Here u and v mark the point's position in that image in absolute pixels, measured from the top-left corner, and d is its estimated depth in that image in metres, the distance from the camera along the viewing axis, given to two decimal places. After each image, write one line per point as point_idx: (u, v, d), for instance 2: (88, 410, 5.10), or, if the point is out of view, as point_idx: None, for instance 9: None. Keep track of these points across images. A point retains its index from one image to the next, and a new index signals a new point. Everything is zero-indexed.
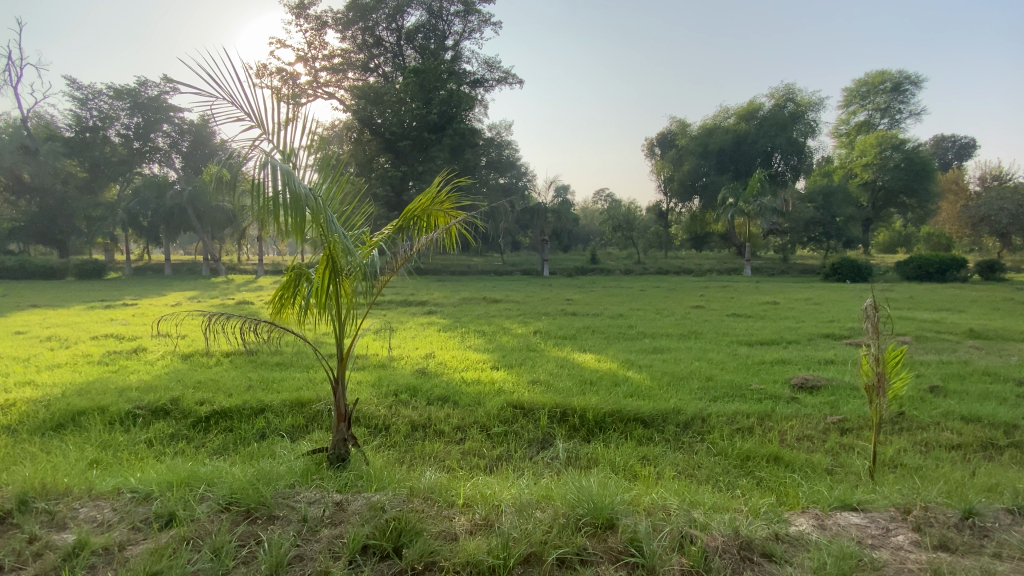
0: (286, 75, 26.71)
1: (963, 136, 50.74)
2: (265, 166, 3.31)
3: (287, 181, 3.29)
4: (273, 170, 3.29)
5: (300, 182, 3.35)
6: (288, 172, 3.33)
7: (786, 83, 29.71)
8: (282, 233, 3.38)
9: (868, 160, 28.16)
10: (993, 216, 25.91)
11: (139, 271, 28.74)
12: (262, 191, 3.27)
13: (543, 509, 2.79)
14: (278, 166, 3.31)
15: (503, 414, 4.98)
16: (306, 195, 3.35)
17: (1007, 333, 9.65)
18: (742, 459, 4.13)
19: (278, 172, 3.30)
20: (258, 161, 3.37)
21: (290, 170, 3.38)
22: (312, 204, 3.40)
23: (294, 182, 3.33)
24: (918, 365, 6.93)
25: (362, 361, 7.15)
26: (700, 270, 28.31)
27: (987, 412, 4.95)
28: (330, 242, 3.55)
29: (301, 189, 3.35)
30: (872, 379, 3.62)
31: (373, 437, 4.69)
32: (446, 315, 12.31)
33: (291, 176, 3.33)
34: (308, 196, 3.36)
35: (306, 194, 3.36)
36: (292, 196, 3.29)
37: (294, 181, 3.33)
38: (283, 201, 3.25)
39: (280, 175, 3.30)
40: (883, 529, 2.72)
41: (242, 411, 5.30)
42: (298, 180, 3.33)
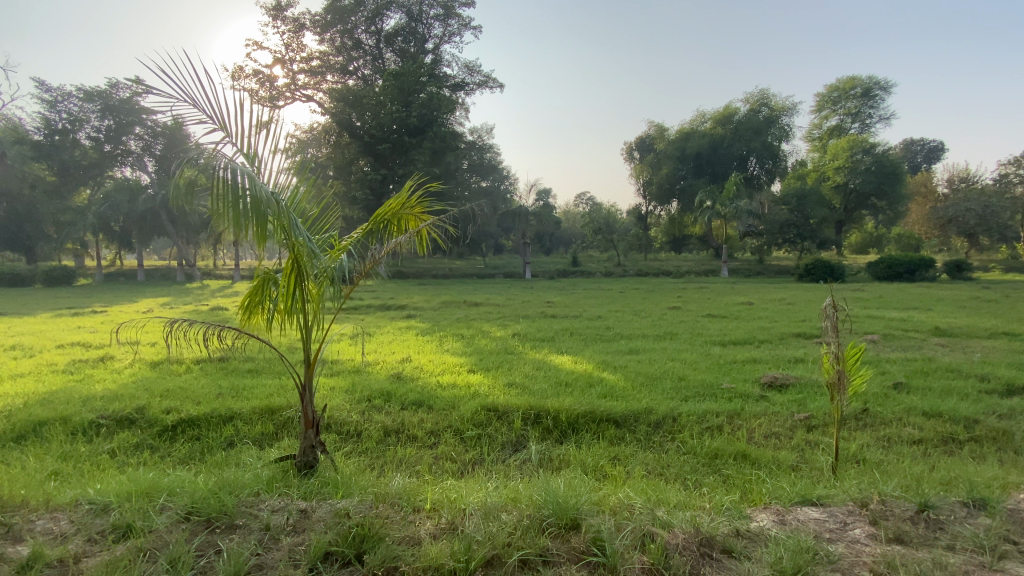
0: (263, 78, 26.37)
1: (930, 139, 52.45)
2: (223, 169, 3.29)
3: (249, 184, 3.27)
4: (234, 172, 3.27)
5: (263, 185, 3.33)
6: (250, 175, 3.31)
7: (760, 88, 30.38)
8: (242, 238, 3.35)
9: (840, 164, 28.87)
10: (960, 218, 26.89)
11: (111, 277, 27.96)
12: (222, 194, 3.24)
13: (509, 511, 2.79)
14: (236, 169, 3.29)
15: (476, 417, 4.96)
16: (269, 199, 3.33)
17: (971, 331, 9.98)
18: (711, 457, 4.20)
19: (238, 174, 3.28)
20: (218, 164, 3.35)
21: (252, 173, 3.36)
22: (273, 208, 3.37)
23: (256, 185, 3.30)
24: (884, 363, 7.11)
25: (337, 366, 7.06)
26: (679, 272, 28.68)
27: (948, 407, 5.11)
28: (294, 247, 3.52)
29: (264, 192, 3.33)
30: (833, 377, 3.71)
31: (345, 444, 4.64)
32: (425, 319, 12.23)
33: (252, 178, 3.30)
34: (270, 199, 3.34)
35: (268, 197, 3.34)
36: (253, 199, 3.27)
37: (254, 184, 3.30)
38: (242, 206, 3.24)
39: (241, 177, 3.28)
40: (841, 522, 2.77)
41: (210, 419, 5.19)
42: (260, 184, 3.31)
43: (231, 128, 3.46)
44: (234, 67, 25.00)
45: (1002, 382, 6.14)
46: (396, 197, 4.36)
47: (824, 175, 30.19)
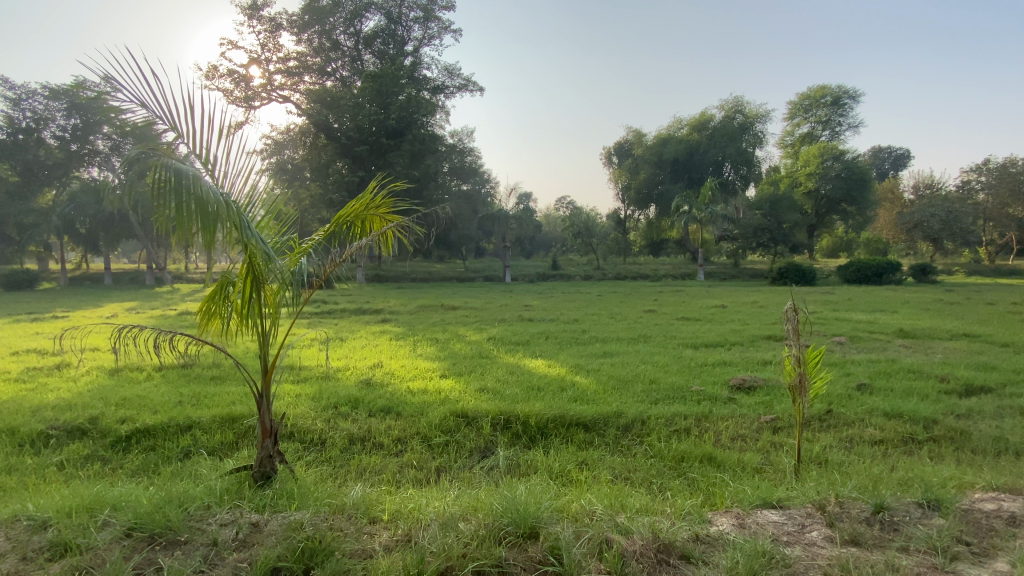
0: (238, 78, 25.90)
1: (897, 147, 54.29)
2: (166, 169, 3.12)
3: (193, 184, 3.11)
4: (177, 173, 3.11)
5: (209, 186, 3.18)
6: (195, 175, 3.16)
7: (734, 95, 31.04)
8: (191, 241, 3.20)
9: (812, 170, 29.39)
10: (925, 223, 27.80)
11: (76, 281, 27.01)
12: (166, 195, 3.09)
13: (468, 520, 2.72)
14: (180, 170, 3.13)
15: (445, 423, 4.86)
16: (216, 200, 3.18)
17: (933, 332, 10.29)
18: (677, 460, 4.21)
19: (182, 174, 3.13)
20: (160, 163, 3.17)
21: (197, 173, 3.20)
22: (222, 209, 3.22)
23: (203, 186, 3.16)
24: (850, 364, 7.26)
25: (306, 373, 6.89)
26: (657, 276, 29.02)
27: (909, 408, 5.22)
28: (248, 249, 3.38)
29: (211, 193, 3.18)
30: (794, 379, 3.75)
31: (307, 452, 4.51)
32: (400, 323, 12.07)
33: (198, 179, 3.15)
34: (218, 200, 3.19)
35: (215, 199, 3.18)
36: (199, 201, 3.12)
37: (201, 185, 3.15)
38: (188, 207, 3.08)
39: (185, 179, 3.12)
40: (798, 525, 2.78)
41: (166, 429, 4.99)
42: (206, 184, 3.16)
43: (180, 130, 3.39)
44: (207, 66, 24.46)
45: (961, 382, 6.31)
46: (360, 197, 4.28)
47: (797, 180, 30.90)
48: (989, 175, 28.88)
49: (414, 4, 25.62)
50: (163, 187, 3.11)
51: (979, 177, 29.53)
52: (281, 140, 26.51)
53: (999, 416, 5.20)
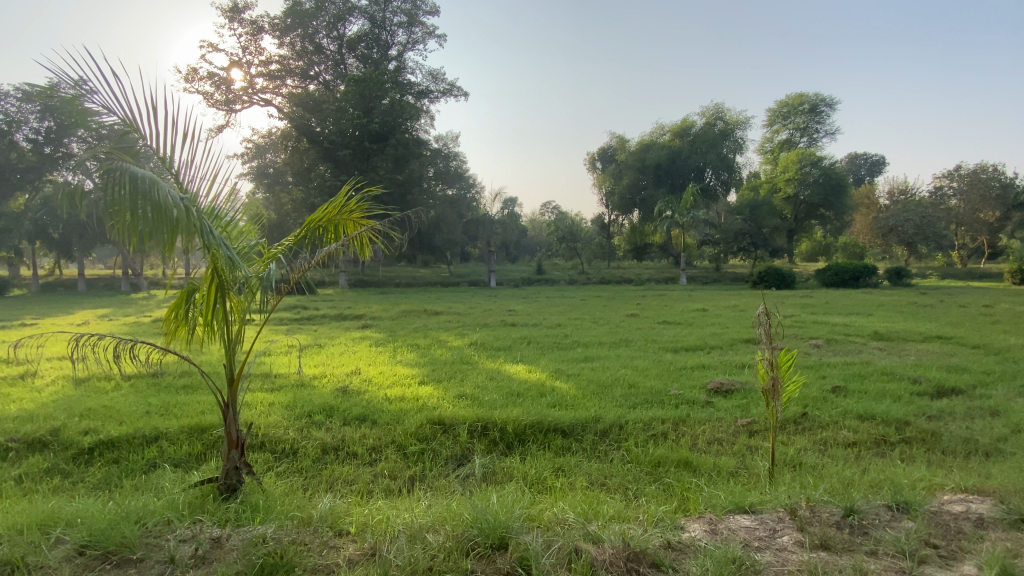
0: (218, 81, 25.51)
1: (873, 154, 55.73)
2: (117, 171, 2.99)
3: (150, 186, 3.00)
4: (132, 175, 3.00)
5: (167, 189, 3.07)
6: (150, 177, 3.04)
7: (715, 102, 31.55)
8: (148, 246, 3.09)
9: (790, 176, 30.08)
10: (900, 227, 28.49)
11: (48, 287, 26.22)
12: (119, 198, 2.96)
13: (436, 532, 2.66)
14: (132, 172, 2.99)
15: (421, 431, 4.77)
16: (175, 202, 3.08)
17: (907, 335, 10.51)
18: (654, 465, 4.20)
19: (136, 176, 3.00)
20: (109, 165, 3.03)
21: (153, 175, 3.08)
22: (181, 213, 3.11)
23: (160, 188, 3.05)
24: (826, 367, 7.36)
25: (281, 381, 6.74)
26: (640, 280, 29.26)
27: (882, 410, 5.29)
28: (212, 255, 3.30)
29: (168, 195, 3.07)
30: (768, 383, 3.77)
31: (278, 463, 4.39)
32: (382, 329, 11.92)
33: (154, 181, 3.04)
34: (176, 203, 3.09)
35: (173, 201, 3.08)
36: (156, 204, 3.01)
37: (157, 188, 3.04)
38: (144, 212, 2.97)
39: (140, 181, 3.00)
40: (770, 530, 2.78)
41: (132, 440, 4.83)
42: (164, 187, 3.06)
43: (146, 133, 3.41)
44: (186, 68, 24.06)
45: (932, 384, 6.43)
46: (332, 202, 4.24)
47: (776, 186, 31.44)
48: (960, 181, 29.71)
49: (398, 9, 25.59)
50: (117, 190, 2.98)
51: (951, 183, 30.36)
52: (262, 143, 26.15)
53: (968, 417, 5.30)
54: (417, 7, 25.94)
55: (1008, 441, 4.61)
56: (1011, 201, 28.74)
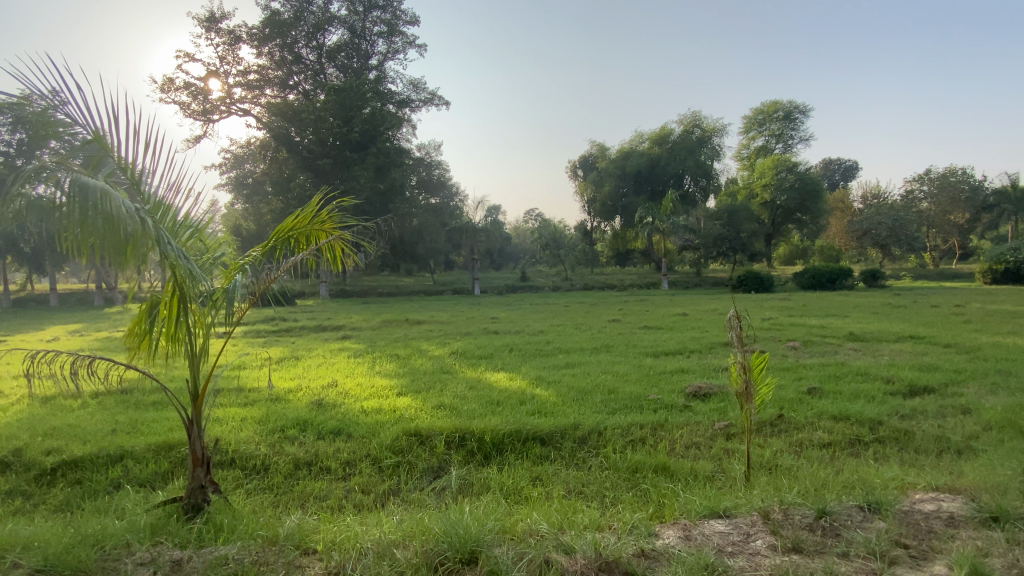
0: (195, 91, 25.16)
1: (846, 159, 57.21)
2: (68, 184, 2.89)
3: (102, 199, 2.90)
4: (83, 188, 2.89)
5: (120, 200, 2.98)
6: (102, 189, 2.95)
7: (692, 110, 32.09)
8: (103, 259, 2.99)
9: (767, 181, 30.65)
10: (874, 230, 29.21)
11: (18, 303, 25.39)
12: (69, 212, 2.86)
13: (405, 547, 2.60)
14: (85, 185, 2.90)
15: (396, 443, 4.67)
16: (128, 213, 2.97)
17: (881, 335, 10.71)
18: (631, 471, 4.17)
19: (87, 188, 2.91)
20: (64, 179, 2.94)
21: (105, 188, 2.98)
22: (136, 224, 3.01)
23: (112, 200, 2.95)
24: (802, 368, 7.44)
25: (254, 396, 6.56)
26: (623, 286, 29.45)
27: (856, 410, 5.35)
28: (171, 267, 3.21)
29: (121, 207, 2.97)
30: (740, 386, 3.80)
31: (248, 481, 4.26)
32: (362, 339, 11.75)
33: (105, 193, 2.95)
34: (130, 215, 2.99)
35: (126, 213, 2.97)
36: (107, 216, 2.91)
37: (110, 201, 2.93)
38: (95, 225, 2.87)
39: (92, 195, 2.90)
40: (743, 534, 2.76)
41: (96, 459, 4.64)
42: (117, 198, 2.96)
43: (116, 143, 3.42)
44: (162, 78, 23.68)
45: (905, 383, 6.53)
46: (302, 212, 4.18)
47: (754, 191, 32.02)
48: (929, 184, 30.60)
49: (377, 19, 25.64)
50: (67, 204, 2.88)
51: (921, 187, 31.24)
52: (241, 153, 25.79)
53: (941, 415, 5.38)
54: (397, 17, 26.00)
55: (978, 438, 4.68)
56: (978, 204, 29.68)
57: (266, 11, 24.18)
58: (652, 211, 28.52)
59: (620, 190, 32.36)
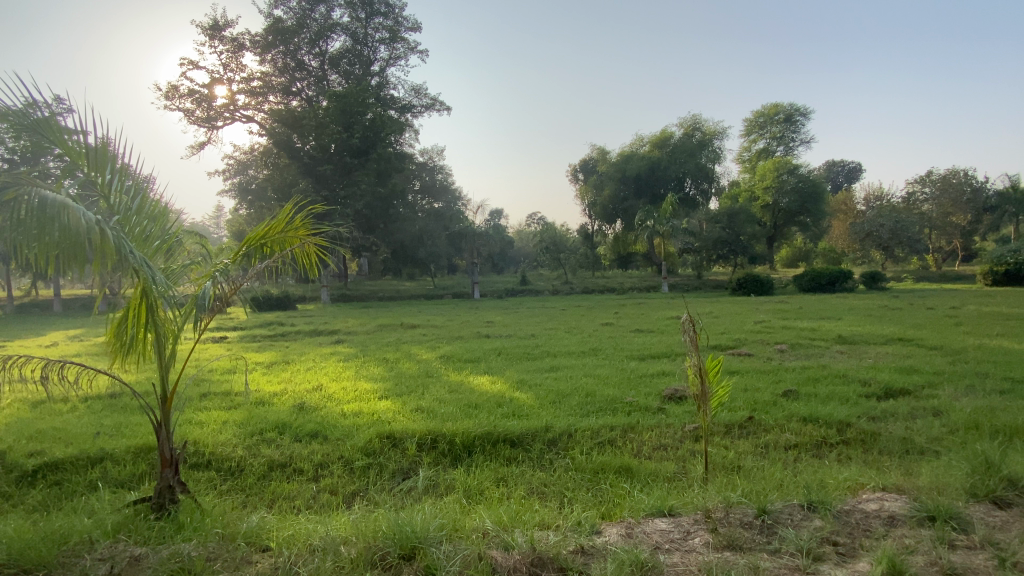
0: (199, 98, 25.51)
1: (851, 160, 56.95)
2: (25, 198, 2.95)
3: (61, 212, 2.98)
4: (41, 202, 2.97)
5: (80, 212, 3.05)
6: (61, 202, 3.03)
7: (692, 114, 32.18)
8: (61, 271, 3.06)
9: (767, 184, 30.67)
10: (876, 232, 29.10)
11: (23, 309, 25.62)
12: (26, 226, 2.91)
13: (350, 545, 2.70)
14: (43, 199, 2.98)
15: (369, 445, 4.76)
16: (87, 224, 3.04)
17: (869, 338, 10.76)
18: (595, 472, 4.27)
19: (46, 202, 2.98)
20: (19, 193, 2.99)
21: (65, 201, 3.06)
22: (95, 234, 3.08)
23: (71, 212, 3.03)
24: (782, 371, 7.48)
25: (238, 400, 6.70)
26: (623, 289, 29.43)
27: (825, 412, 5.41)
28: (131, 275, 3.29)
29: (80, 218, 3.04)
30: (698, 389, 3.91)
31: (222, 482, 4.38)
32: (354, 344, 11.85)
33: (64, 205, 3.03)
34: (90, 226, 3.06)
35: (86, 225, 3.04)
36: (65, 227, 2.98)
37: (66, 214, 3.00)
38: (53, 237, 2.94)
39: (51, 208, 2.98)
40: (683, 532, 2.85)
41: (76, 461, 4.77)
42: (76, 211, 3.03)
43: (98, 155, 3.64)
44: (166, 85, 24.03)
45: (881, 385, 6.58)
46: (274, 220, 4.29)
47: (755, 194, 32.00)
48: (932, 186, 30.47)
49: (379, 26, 25.94)
50: (21, 216, 2.93)
51: (923, 188, 31.09)
52: (244, 159, 26.02)
53: (911, 417, 5.42)
54: (399, 23, 26.31)
55: (944, 440, 4.72)
56: (981, 205, 29.53)
57: (270, 19, 24.49)
58: (652, 214, 28.51)
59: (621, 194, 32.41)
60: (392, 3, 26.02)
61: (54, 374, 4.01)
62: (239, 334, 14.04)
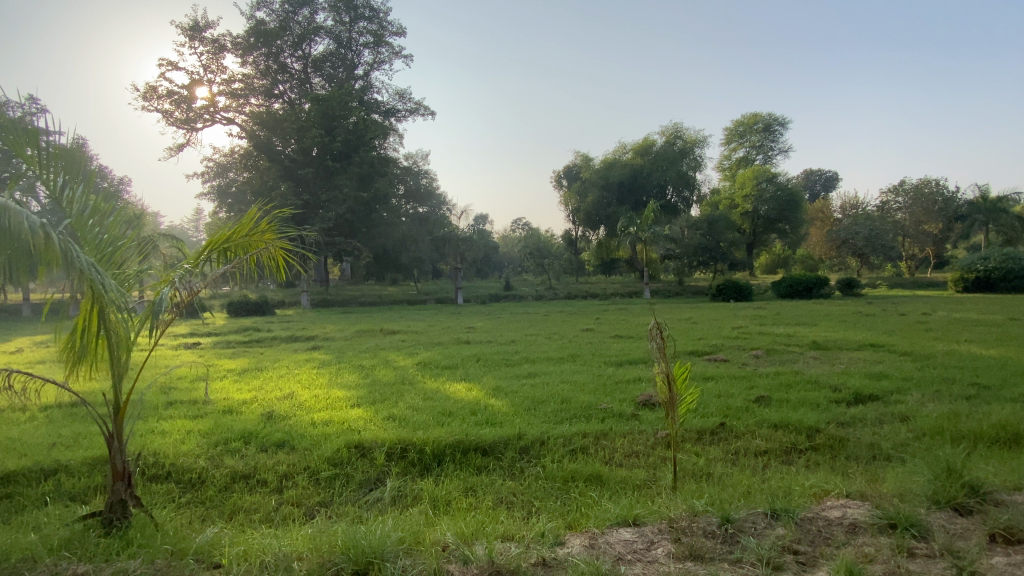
0: (178, 99, 25.06)
1: (828, 170, 58.25)
2: None
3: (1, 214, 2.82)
4: None
5: (22, 215, 2.90)
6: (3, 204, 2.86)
7: (674, 122, 32.64)
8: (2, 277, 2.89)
9: (747, 192, 31.17)
10: (851, 239, 29.78)
11: None
12: None
13: (303, 560, 2.62)
14: None
15: (337, 455, 4.64)
16: (29, 228, 2.89)
17: (843, 343, 10.93)
18: (565, 480, 4.23)
19: None
20: None
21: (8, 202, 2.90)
22: (39, 239, 2.92)
23: (12, 214, 2.87)
24: (757, 377, 7.53)
25: (204, 409, 6.51)
26: (605, 295, 29.58)
27: (796, 418, 5.45)
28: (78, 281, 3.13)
29: (22, 222, 2.88)
30: (666, 396, 3.92)
31: (181, 495, 4.23)
32: (330, 350, 11.66)
33: (6, 207, 2.86)
34: (31, 230, 2.90)
35: (28, 229, 2.88)
36: (5, 231, 2.82)
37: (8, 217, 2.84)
38: None
39: None
40: (647, 542, 2.82)
41: (29, 473, 4.57)
42: (17, 214, 2.87)
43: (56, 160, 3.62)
44: (144, 86, 23.58)
45: (850, 391, 6.67)
46: (238, 224, 4.20)
47: (735, 202, 32.53)
48: (904, 195, 31.29)
49: (363, 30, 25.82)
50: None
51: (896, 198, 31.88)
52: (225, 162, 25.44)
53: (878, 423, 5.50)
54: (383, 27, 26.22)
55: (909, 446, 4.78)
56: (951, 214, 30.38)
57: (251, 21, 24.24)
58: (634, 220, 28.73)
59: (604, 200, 32.57)
60: (376, 7, 25.93)
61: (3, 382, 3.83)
62: (212, 340, 13.71)
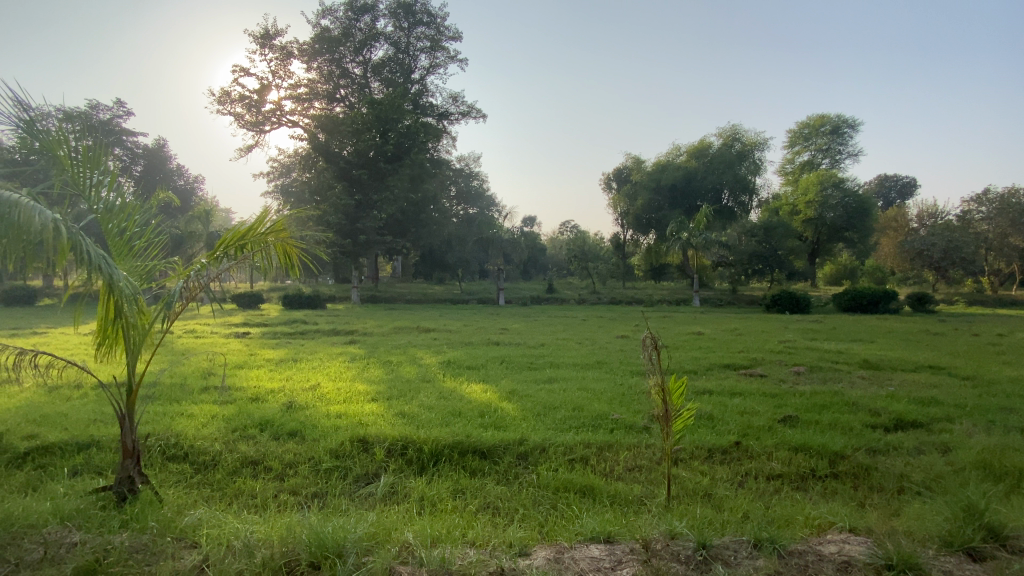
0: (248, 103, 26.70)
1: (904, 176, 54.11)
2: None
3: (12, 210, 3.13)
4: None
5: (32, 209, 3.19)
6: (15, 201, 3.18)
7: (732, 124, 31.24)
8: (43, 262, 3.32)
9: (810, 198, 29.39)
10: (927, 251, 27.46)
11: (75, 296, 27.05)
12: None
13: (266, 548, 2.79)
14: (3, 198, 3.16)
15: (340, 448, 4.77)
16: (40, 221, 3.18)
17: (898, 364, 10.08)
18: (558, 489, 4.14)
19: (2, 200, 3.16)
20: None
21: (24, 201, 3.21)
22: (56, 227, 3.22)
23: (25, 210, 3.17)
24: (788, 396, 7.04)
25: (233, 395, 6.87)
26: (651, 301, 28.78)
27: (821, 441, 5.04)
28: (86, 271, 3.38)
29: (32, 215, 3.17)
30: (660, 410, 3.77)
31: (192, 476, 4.48)
32: (365, 345, 11.98)
33: (18, 204, 3.17)
34: (42, 221, 3.18)
35: (43, 220, 3.19)
36: (17, 223, 3.14)
37: (29, 210, 3.18)
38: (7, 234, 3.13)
39: (10, 208, 3.15)
40: (614, 561, 2.71)
41: (65, 447, 4.97)
42: (30, 208, 3.18)
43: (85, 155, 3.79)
44: (219, 90, 25.28)
45: (891, 416, 6.13)
46: (252, 222, 4.38)
47: (796, 208, 30.77)
48: (990, 205, 28.49)
49: (421, 35, 26.43)
50: None
51: (980, 207, 29.01)
52: (287, 162, 26.80)
53: (915, 452, 5.02)
54: (440, 32, 26.75)
55: (945, 480, 4.33)
56: None
57: (317, 29, 25.43)
58: (685, 225, 27.75)
59: (655, 203, 31.68)
60: (434, 13, 26.47)
61: (26, 363, 3.86)
62: (260, 330, 14.45)
